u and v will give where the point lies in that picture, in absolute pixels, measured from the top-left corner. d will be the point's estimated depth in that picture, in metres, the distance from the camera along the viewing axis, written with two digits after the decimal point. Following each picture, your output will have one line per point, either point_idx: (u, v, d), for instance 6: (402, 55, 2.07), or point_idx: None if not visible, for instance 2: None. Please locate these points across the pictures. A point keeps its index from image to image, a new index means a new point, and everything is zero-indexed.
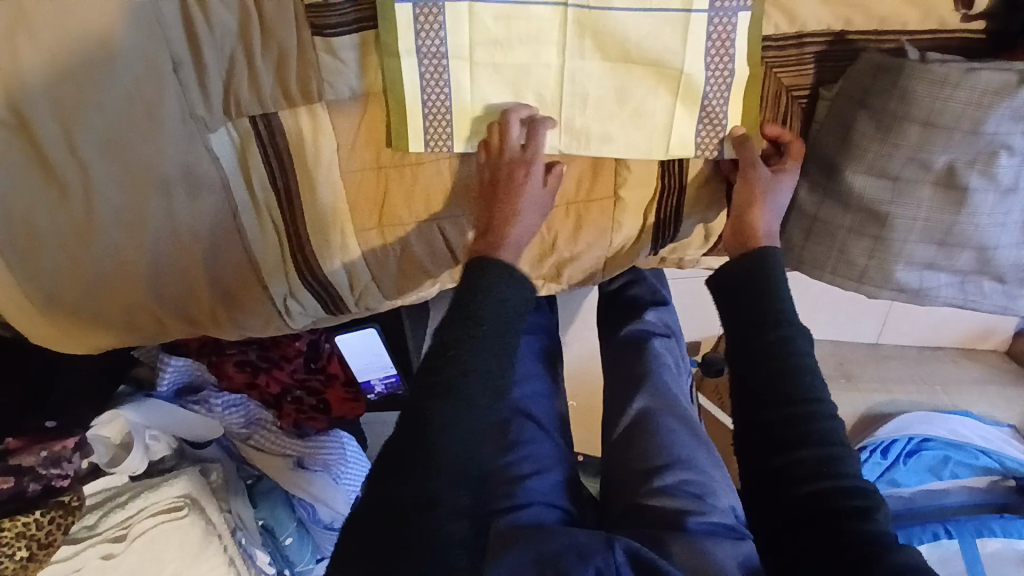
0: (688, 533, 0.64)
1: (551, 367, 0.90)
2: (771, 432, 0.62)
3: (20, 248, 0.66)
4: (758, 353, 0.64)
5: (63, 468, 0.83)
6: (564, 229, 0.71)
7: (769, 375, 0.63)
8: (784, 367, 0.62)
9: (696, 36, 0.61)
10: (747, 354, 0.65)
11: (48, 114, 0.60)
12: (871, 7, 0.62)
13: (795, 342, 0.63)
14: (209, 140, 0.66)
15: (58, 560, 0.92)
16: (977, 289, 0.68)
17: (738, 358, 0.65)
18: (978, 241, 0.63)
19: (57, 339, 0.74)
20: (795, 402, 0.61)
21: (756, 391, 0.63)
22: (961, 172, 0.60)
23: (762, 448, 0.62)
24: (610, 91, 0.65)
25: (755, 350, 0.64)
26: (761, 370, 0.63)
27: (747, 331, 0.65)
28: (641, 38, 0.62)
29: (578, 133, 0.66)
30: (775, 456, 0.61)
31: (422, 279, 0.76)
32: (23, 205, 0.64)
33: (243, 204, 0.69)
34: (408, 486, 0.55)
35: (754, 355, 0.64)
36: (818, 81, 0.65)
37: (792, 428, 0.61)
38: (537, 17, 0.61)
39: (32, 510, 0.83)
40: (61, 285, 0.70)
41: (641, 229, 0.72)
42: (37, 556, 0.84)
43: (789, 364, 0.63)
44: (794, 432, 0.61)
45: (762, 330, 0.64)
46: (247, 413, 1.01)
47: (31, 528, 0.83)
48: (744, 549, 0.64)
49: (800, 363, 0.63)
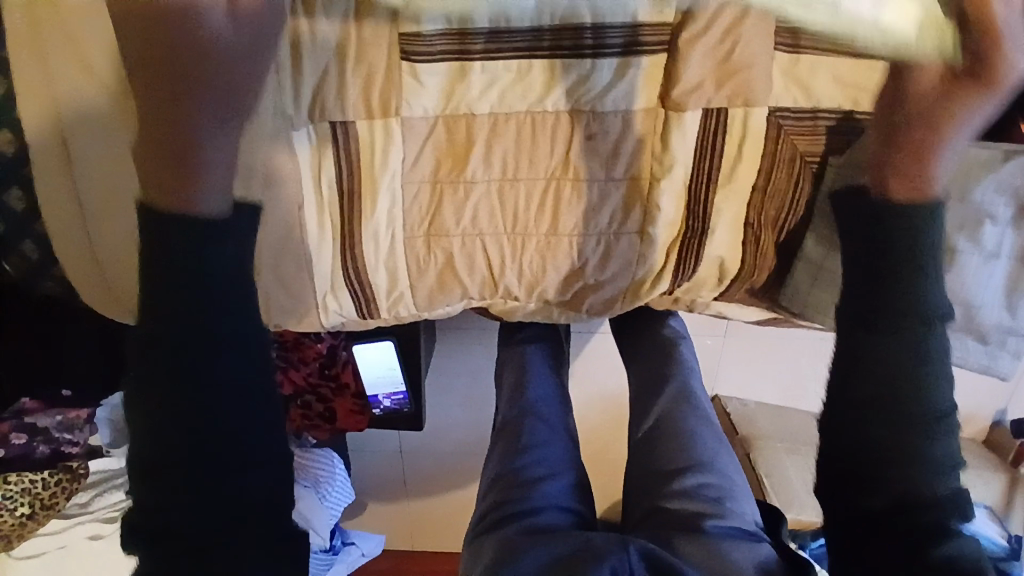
0: (704, 535, 0.67)
1: (561, 378, 0.94)
2: (876, 433, 0.54)
3: (98, 207, 0.70)
4: (880, 342, 0.54)
5: (74, 434, 0.90)
6: (593, 256, 0.80)
7: (883, 373, 0.54)
8: (903, 366, 0.54)
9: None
10: (864, 340, 0.55)
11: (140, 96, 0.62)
12: None
13: (925, 337, 0.54)
14: (292, 135, 0.72)
15: (48, 532, 0.94)
16: (962, 345, 0.74)
17: (855, 330, 0.56)
18: (965, 297, 0.71)
19: (107, 302, 0.76)
20: (906, 397, 0.54)
21: (864, 393, 0.54)
22: (951, 235, 0.68)
23: (836, 437, 0.56)
24: None
25: (883, 334, 0.54)
26: (878, 374, 0.54)
27: (881, 315, 0.55)
28: None
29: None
30: (871, 461, 0.55)
31: (453, 291, 0.83)
32: (104, 168, 0.68)
33: (308, 198, 0.75)
34: (198, 462, 0.46)
35: (886, 350, 0.54)
36: (828, 151, 0.74)
37: (902, 434, 0.54)
38: None
39: (41, 470, 0.90)
40: (123, 250, 0.72)
41: (664, 266, 0.81)
42: (38, 515, 0.92)
43: (908, 367, 0.54)
44: (904, 432, 0.54)
45: (890, 320, 0.54)
46: None
47: (36, 486, 0.90)
48: (762, 553, 0.67)
49: (929, 361, 0.54)
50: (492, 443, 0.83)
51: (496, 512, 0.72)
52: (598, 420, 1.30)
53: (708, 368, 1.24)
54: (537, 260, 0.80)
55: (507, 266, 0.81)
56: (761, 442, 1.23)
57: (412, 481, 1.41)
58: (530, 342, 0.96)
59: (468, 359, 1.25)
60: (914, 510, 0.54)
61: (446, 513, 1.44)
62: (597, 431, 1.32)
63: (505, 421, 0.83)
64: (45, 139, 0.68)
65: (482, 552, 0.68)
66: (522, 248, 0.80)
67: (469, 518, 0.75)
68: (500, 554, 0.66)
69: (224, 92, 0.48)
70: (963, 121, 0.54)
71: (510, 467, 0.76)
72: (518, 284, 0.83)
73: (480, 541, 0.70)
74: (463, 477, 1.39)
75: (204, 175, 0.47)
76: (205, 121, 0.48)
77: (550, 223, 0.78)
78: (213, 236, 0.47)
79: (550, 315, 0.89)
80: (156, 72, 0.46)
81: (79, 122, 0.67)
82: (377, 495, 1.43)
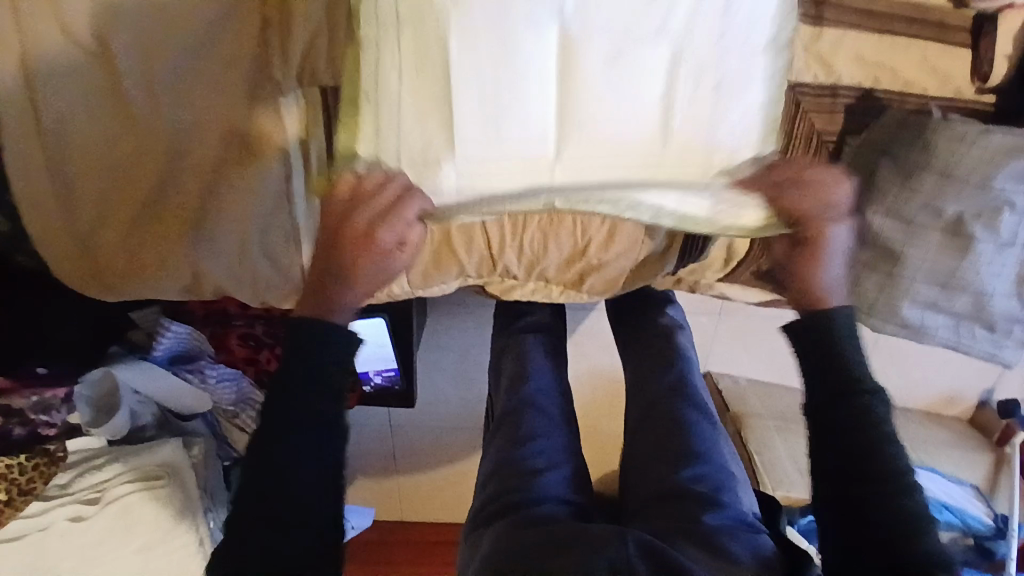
0: (703, 527, 0.66)
1: (559, 364, 0.92)
2: (850, 504, 0.61)
3: (75, 174, 0.67)
4: (837, 422, 0.64)
5: (50, 416, 0.86)
6: (597, 235, 0.77)
7: (848, 448, 0.62)
8: (859, 440, 0.62)
9: (675, 144, 0.65)
10: (823, 429, 0.64)
11: (135, 73, 0.63)
12: (900, 71, 0.67)
13: (874, 411, 0.63)
14: (280, 100, 0.66)
15: (24, 515, 0.88)
16: (969, 334, 0.74)
17: (818, 416, 0.65)
18: (977, 287, 0.70)
19: (83, 278, 0.72)
20: (866, 464, 0.61)
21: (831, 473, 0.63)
22: (967, 222, 0.67)
23: (828, 512, 0.63)
24: (607, 154, 0.65)
25: (837, 421, 0.63)
26: (843, 444, 0.63)
27: (836, 403, 0.64)
28: (622, 141, 0.65)
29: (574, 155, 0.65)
30: (860, 526, 0.60)
31: (449, 269, 0.80)
32: (84, 131, 0.65)
33: (296, 169, 0.69)
34: (281, 515, 0.56)
35: (840, 430, 0.63)
36: (845, 129, 0.69)
37: (871, 500, 0.60)
38: (626, 144, 0.65)
39: (16, 454, 0.85)
40: (105, 222, 0.69)
41: (670, 244, 0.79)
42: (15, 502, 0.85)
43: (866, 441, 0.62)
44: (873, 500, 0.60)
45: (843, 400, 0.64)
46: (240, 390, 0.99)
47: (13, 472, 0.84)
48: (756, 539, 0.67)
49: (882, 431, 0.62)
50: (490, 435, 0.81)
51: (501, 502, 0.71)
52: (590, 395, 1.29)
53: (703, 346, 1.23)
54: (539, 237, 0.77)
55: (507, 245, 0.77)
56: (752, 419, 1.22)
57: (402, 455, 1.39)
58: (528, 330, 0.94)
59: (459, 336, 1.22)
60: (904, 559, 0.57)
61: (433, 486, 1.44)
62: (589, 407, 1.31)
63: (505, 411, 0.81)
64: (12, 99, 0.63)
65: (479, 545, 0.68)
66: (524, 227, 0.76)
67: (469, 508, 0.74)
68: (499, 547, 0.65)
69: (375, 284, 0.64)
70: (825, 260, 0.66)
71: (510, 459, 0.74)
72: (516, 262, 0.79)
73: (478, 532, 0.70)
74: (453, 451, 1.38)
75: (341, 306, 0.62)
76: (354, 290, 0.63)
77: None
78: (331, 343, 0.60)
79: (548, 297, 0.86)
80: (319, 254, 0.62)
81: (50, 77, 0.63)
82: (365, 468, 1.42)
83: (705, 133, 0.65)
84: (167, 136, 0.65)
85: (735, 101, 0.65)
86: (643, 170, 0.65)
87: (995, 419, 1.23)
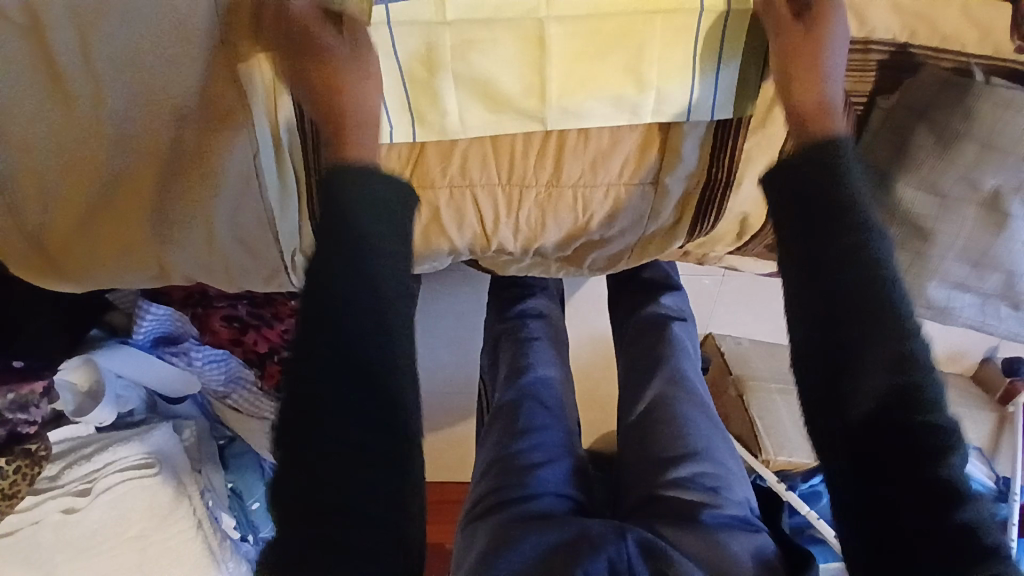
0: (701, 526, 0.65)
1: (559, 349, 0.89)
2: (842, 352, 0.52)
3: (14, 165, 0.61)
4: (834, 261, 0.53)
5: (29, 413, 0.80)
6: (600, 209, 0.68)
7: (848, 288, 0.52)
8: (855, 281, 0.52)
9: (667, 110, 0.62)
10: (820, 352, 0.54)
11: (71, 45, 0.56)
12: (937, 22, 0.58)
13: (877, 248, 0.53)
14: (239, 69, 0.58)
15: (18, 510, 0.87)
16: (995, 314, 0.72)
17: (811, 253, 0.54)
18: (1009, 266, 0.66)
19: (40, 270, 0.68)
20: (870, 343, 0.51)
21: (827, 358, 0.53)
22: (1005, 197, 0.63)
23: (817, 367, 0.54)
24: (601, 76, 0.60)
25: (839, 344, 0.52)
26: (844, 282, 0.52)
27: (837, 325, 0.52)
28: (617, 77, 0.60)
29: (568, 77, 0.60)
30: (848, 383, 0.52)
31: (439, 244, 0.71)
32: (19, 111, 0.58)
33: (264, 145, 0.62)
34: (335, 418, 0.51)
35: (839, 357, 0.52)
36: (876, 90, 0.62)
37: (867, 351, 0.51)
38: (627, 41, 0.58)
39: None
40: (55, 215, 0.64)
41: (678, 218, 0.71)
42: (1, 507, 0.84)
43: (866, 282, 0.52)
44: (866, 351, 0.51)
45: (845, 236, 0.53)
46: (228, 371, 0.94)
47: None
48: (759, 541, 0.65)
49: (881, 270, 0.52)
50: (486, 428, 0.78)
51: (492, 498, 0.69)
52: (589, 360, 1.26)
53: (706, 311, 1.20)
54: (536, 214, 0.68)
55: (502, 222, 0.69)
56: (754, 383, 1.20)
57: None
58: (527, 312, 0.91)
59: (454, 305, 1.18)
60: (936, 501, 0.49)
61: (433, 448, 1.43)
62: (589, 373, 1.28)
63: (501, 404, 0.78)
64: None
65: (474, 540, 0.66)
66: (519, 201, 0.67)
67: (465, 500, 0.73)
68: (492, 542, 0.63)
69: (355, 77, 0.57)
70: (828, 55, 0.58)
71: (506, 452, 0.72)
72: (512, 239, 0.71)
73: (473, 526, 0.68)
74: (452, 417, 1.37)
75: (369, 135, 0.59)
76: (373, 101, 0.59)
77: (552, 169, 0.66)
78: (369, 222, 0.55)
79: (547, 270, 0.81)
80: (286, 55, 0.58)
81: None
82: None
83: (687, 93, 0.61)
84: (112, 111, 0.59)
85: (705, 104, 0.62)
86: (621, 111, 0.62)
87: (998, 376, 1.22)
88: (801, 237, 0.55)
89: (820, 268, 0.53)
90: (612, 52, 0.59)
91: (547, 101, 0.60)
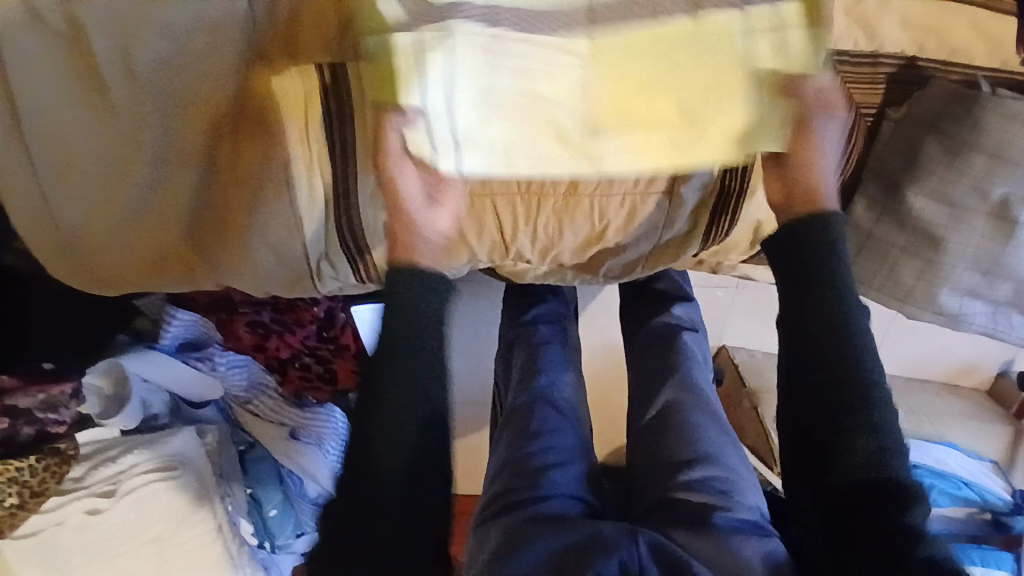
0: (714, 530, 0.65)
1: (572, 353, 0.90)
2: (821, 405, 0.58)
3: (54, 170, 0.64)
4: (818, 325, 0.60)
5: (58, 414, 0.87)
6: (616, 218, 0.70)
7: (828, 351, 0.59)
8: (836, 343, 0.59)
9: (713, 147, 0.61)
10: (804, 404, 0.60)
11: (112, 58, 0.59)
12: (949, 36, 0.61)
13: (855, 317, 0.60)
14: (272, 82, 0.61)
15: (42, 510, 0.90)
16: (1006, 321, 0.73)
17: (797, 317, 0.61)
18: (1018, 273, 0.68)
19: (75, 274, 0.71)
20: (849, 398, 0.57)
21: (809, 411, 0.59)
22: (1014, 205, 0.64)
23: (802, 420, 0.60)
24: (642, 112, 0.60)
25: (820, 399, 0.58)
26: (825, 343, 0.59)
27: (813, 382, 0.59)
28: (656, 111, 0.59)
29: (608, 109, 0.59)
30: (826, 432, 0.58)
31: (463, 253, 0.72)
32: (63, 120, 0.62)
33: (295, 156, 0.64)
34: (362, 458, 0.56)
35: (815, 408, 0.59)
36: (886, 102, 0.65)
37: (845, 405, 0.57)
38: (667, 77, 0.58)
39: (27, 456, 0.86)
40: (89, 221, 0.67)
41: (692, 229, 0.72)
42: (27, 504, 0.88)
43: (845, 344, 0.59)
44: (845, 405, 0.57)
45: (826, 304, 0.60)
46: (250, 376, 0.98)
47: (25, 475, 0.85)
48: (771, 545, 0.65)
49: (858, 337, 0.59)
50: (499, 430, 0.79)
51: (506, 498, 0.70)
52: (603, 368, 1.27)
53: (718, 323, 1.21)
54: (553, 222, 0.69)
55: (521, 230, 0.70)
56: (767, 395, 1.20)
57: None
58: (542, 319, 0.92)
59: (470, 315, 1.20)
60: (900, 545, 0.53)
61: None
62: (602, 383, 1.29)
63: (515, 406, 0.80)
64: None
65: (487, 540, 0.67)
66: (538, 209, 0.69)
67: (478, 501, 0.74)
68: (504, 543, 0.64)
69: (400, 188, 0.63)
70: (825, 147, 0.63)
71: (518, 454, 0.73)
72: (530, 248, 0.72)
73: (487, 526, 0.69)
74: (466, 428, 1.38)
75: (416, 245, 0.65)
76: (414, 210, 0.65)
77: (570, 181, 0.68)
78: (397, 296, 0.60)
79: (563, 279, 0.83)
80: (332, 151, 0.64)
81: (18, 69, 0.60)
82: None
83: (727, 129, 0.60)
84: (149, 121, 0.62)
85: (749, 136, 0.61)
86: (667, 147, 0.60)
87: (1014, 390, 1.21)
88: (788, 303, 0.63)
89: (804, 330, 0.61)
90: (652, 85, 0.59)
91: (586, 132, 0.60)
